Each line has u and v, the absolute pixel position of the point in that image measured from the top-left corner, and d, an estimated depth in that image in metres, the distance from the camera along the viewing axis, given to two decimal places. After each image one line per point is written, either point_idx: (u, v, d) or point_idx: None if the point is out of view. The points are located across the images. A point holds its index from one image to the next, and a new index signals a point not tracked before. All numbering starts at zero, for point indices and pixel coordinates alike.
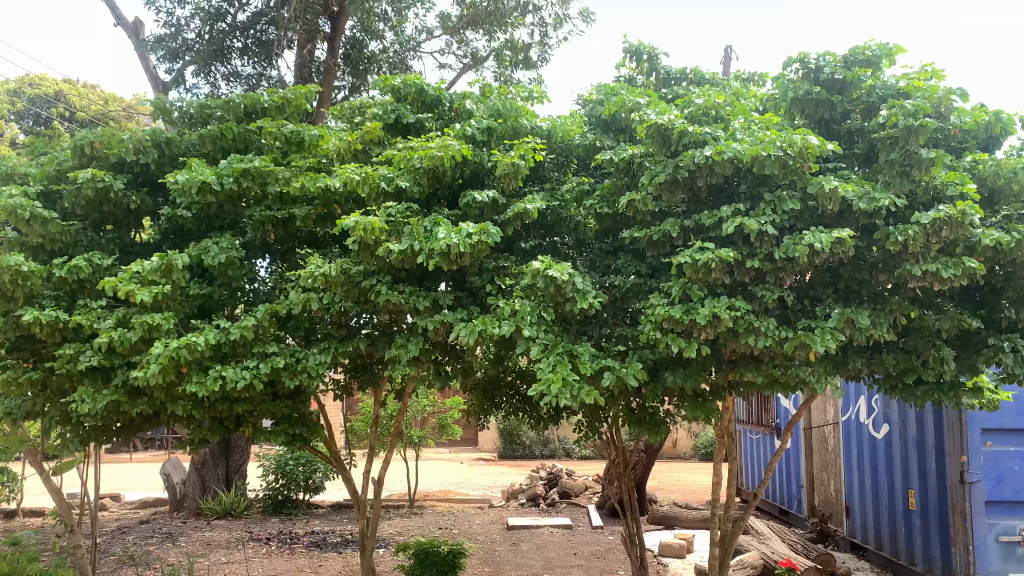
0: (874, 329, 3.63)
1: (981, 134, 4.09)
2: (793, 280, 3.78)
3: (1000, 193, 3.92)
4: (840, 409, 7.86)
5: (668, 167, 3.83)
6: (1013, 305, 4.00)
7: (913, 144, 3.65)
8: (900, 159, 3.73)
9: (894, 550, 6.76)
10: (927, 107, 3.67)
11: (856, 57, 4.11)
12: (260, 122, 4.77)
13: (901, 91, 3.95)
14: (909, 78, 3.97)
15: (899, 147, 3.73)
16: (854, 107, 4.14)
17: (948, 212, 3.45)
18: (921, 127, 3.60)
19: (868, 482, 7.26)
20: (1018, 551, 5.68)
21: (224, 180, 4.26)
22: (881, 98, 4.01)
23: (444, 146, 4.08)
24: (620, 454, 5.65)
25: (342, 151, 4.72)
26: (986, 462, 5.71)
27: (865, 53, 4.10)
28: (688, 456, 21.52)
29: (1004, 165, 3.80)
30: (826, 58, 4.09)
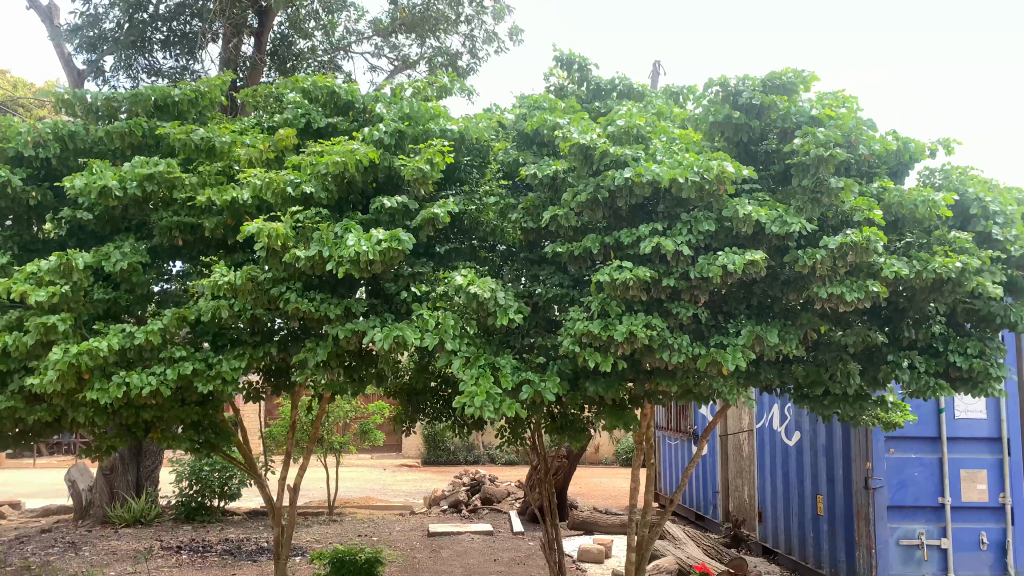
0: (782, 346, 3.76)
1: (891, 159, 4.27)
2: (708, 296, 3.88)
3: (905, 221, 4.14)
4: (755, 417, 8.11)
5: (590, 186, 3.88)
6: (913, 324, 4.23)
7: (823, 172, 3.80)
8: (812, 186, 3.89)
9: (803, 554, 7.00)
10: (838, 138, 3.85)
11: (774, 82, 4.19)
12: (165, 127, 4.54)
13: (817, 119, 4.08)
14: (822, 106, 4.10)
15: (810, 175, 3.88)
16: (770, 129, 4.25)
17: (855, 238, 3.57)
18: (831, 157, 3.75)
19: (780, 488, 7.51)
20: (917, 555, 5.83)
21: (128, 185, 4.12)
22: (796, 124, 4.13)
23: (347, 151, 4.07)
24: (541, 459, 5.64)
25: (254, 160, 4.51)
26: (890, 469, 5.86)
27: (781, 79, 4.19)
28: (609, 461, 21.84)
29: (907, 197, 3.97)
30: (746, 82, 4.15)
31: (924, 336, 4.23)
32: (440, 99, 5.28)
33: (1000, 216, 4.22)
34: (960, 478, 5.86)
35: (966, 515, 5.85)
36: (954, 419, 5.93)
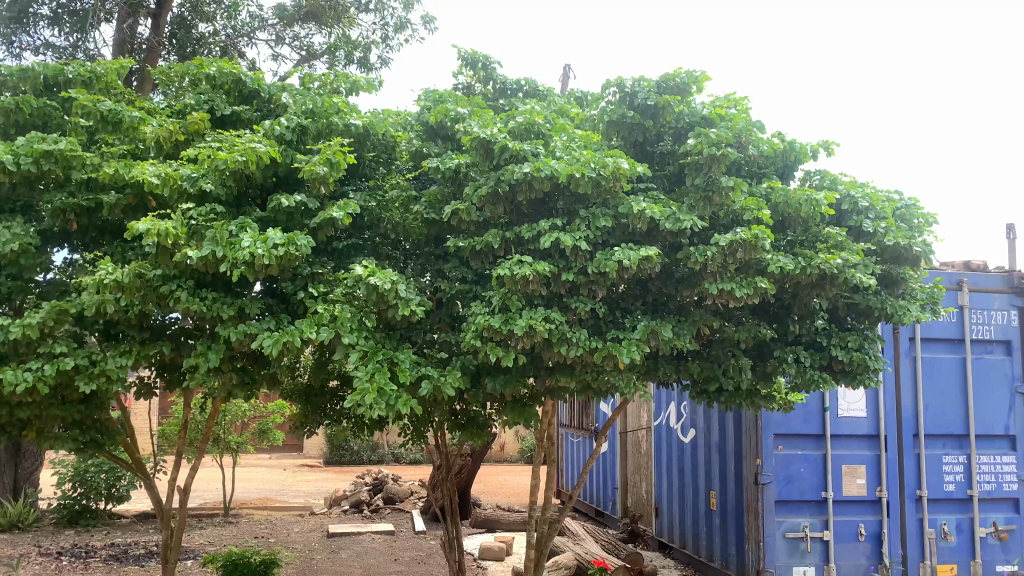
0: (676, 341, 3.88)
1: (778, 160, 4.45)
2: (605, 291, 3.96)
3: (793, 222, 4.35)
4: (653, 414, 8.34)
5: (490, 180, 3.90)
6: (798, 320, 4.43)
7: (715, 171, 3.95)
8: (703, 185, 4.01)
9: (696, 547, 7.25)
10: (728, 138, 4.01)
11: (667, 84, 4.33)
12: (71, 94, 4.34)
13: (706, 118, 4.24)
14: (713, 105, 4.27)
15: (702, 174, 4.01)
16: (665, 131, 4.40)
17: (743, 236, 3.70)
18: (723, 156, 3.93)
19: (675, 483, 7.74)
20: (801, 547, 6.11)
21: (22, 159, 3.91)
22: (690, 124, 4.29)
23: (248, 149, 3.92)
24: (444, 457, 5.62)
25: (162, 140, 4.31)
26: (778, 464, 6.12)
27: (674, 81, 4.33)
28: (515, 459, 21.97)
29: (792, 197, 4.14)
30: (640, 84, 4.30)
31: (809, 331, 4.44)
32: (350, 95, 5.10)
33: (869, 211, 4.55)
34: (841, 473, 6.16)
35: (846, 508, 6.16)
36: (837, 417, 6.20)
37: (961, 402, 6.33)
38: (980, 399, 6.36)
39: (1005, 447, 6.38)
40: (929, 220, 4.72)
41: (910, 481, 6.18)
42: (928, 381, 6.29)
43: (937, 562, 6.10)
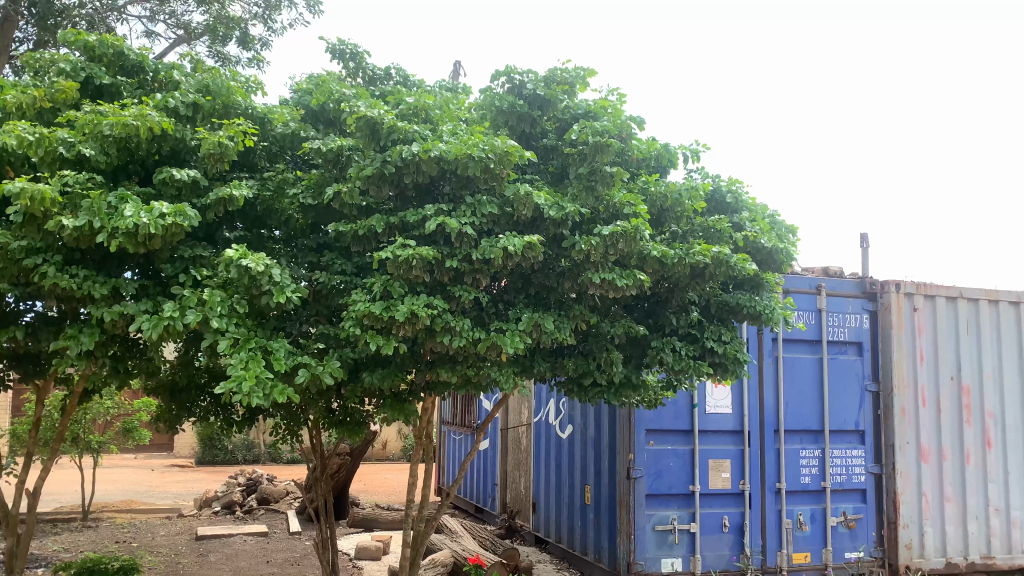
0: (556, 333, 3.95)
1: (652, 162, 4.62)
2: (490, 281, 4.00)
3: (666, 213, 4.44)
4: (533, 410, 8.45)
5: (376, 161, 3.83)
6: (674, 313, 4.63)
7: (598, 161, 4.06)
8: (587, 175, 4.10)
9: (571, 542, 7.39)
10: (610, 130, 4.14)
11: (555, 78, 4.36)
12: None
13: (591, 112, 4.36)
14: (598, 99, 4.38)
15: (586, 163, 4.10)
16: (549, 126, 4.49)
17: (624, 227, 3.82)
18: (607, 145, 4.04)
19: (553, 479, 7.87)
20: (669, 539, 6.32)
21: None
22: (574, 118, 4.41)
23: (140, 115, 3.67)
24: (320, 456, 5.47)
25: (25, 108, 4.02)
26: (649, 459, 6.33)
27: (563, 75, 4.37)
28: (397, 457, 21.71)
29: (670, 188, 4.35)
30: (529, 76, 4.34)
31: (685, 324, 4.62)
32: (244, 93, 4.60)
33: (747, 210, 4.87)
34: (708, 467, 6.43)
35: (711, 501, 6.44)
36: (705, 413, 6.48)
37: (817, 399, 6.76)
38: (834, 396, 6.81)
39: (855, 441, 6.86)
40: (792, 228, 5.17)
41: (770, 474, 6.53)
42: (788, 379, 6.68)
43: (793, 551, 6.48)
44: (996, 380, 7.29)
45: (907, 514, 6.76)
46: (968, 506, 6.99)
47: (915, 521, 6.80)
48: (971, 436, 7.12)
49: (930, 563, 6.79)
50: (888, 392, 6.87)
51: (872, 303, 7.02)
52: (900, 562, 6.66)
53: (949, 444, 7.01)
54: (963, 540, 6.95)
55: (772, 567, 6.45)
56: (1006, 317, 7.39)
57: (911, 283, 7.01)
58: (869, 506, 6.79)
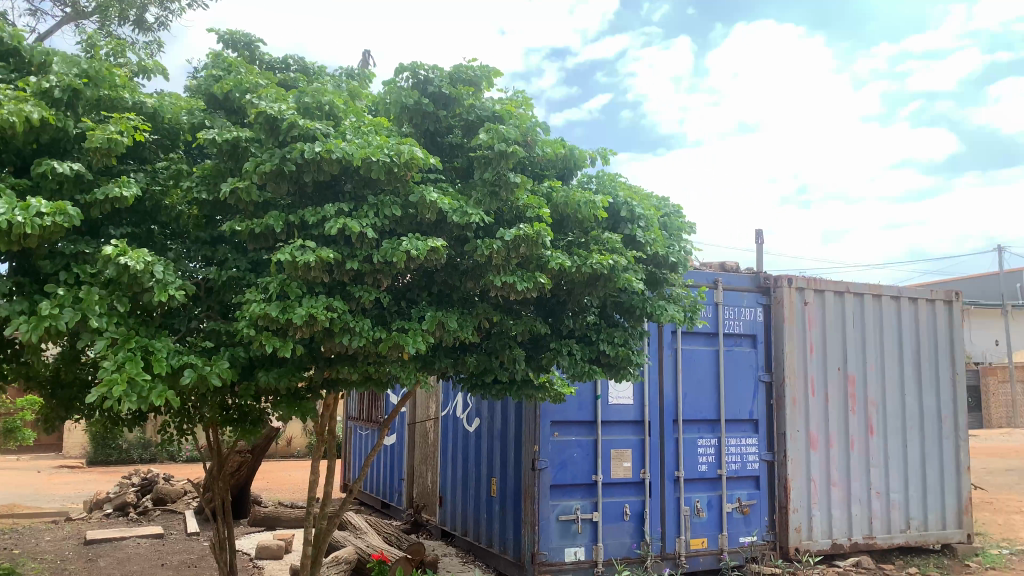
0: (458, 332, 3.96)
1: (558, 163, 4.64)
2: (390, 282, 3.91)
3: (568, 219, 4.51)
4: (441, 404, 8.43)
5: (274, 157, 3.70)
6: (571, 315, 4.71)
7: (503, 167, 4.05)
8: (491, 180, 4.07)
9: (477, 535, 7.40)
10: (515, 135, 4.14)
11: (461, 76, 4.35)
12: None
13: (497, 114, 4.34)
14: (504, 103, 4.37)
15: (492, 168, 4.08)
16: (455, 123, 4.42)
17: (527, 232, 3.86)
18: (511, 152, 4.03)
19: (460, 473, 7.87)
20: (573, 528, 6.39)
21: None
22: (479, 119, 4.38)
23: (17, 107, 3.42)
24: (217, 454, 5.28)
25: None
26: (553, 450, 6.38)
27: (468, 73, 4.36)
28: (302, 454, 21.21)
29: (572, 198, 4.33)
30: (435, 73, 4.33)
31: (581, 326, 4.72)
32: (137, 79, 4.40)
33: (641, 221, 4.82)
34: (611, 457, 6.55)
35: (614, 490, 6.57)
36: (608, 404, 6.59)
37: (714, 389, 7.00)
38: (730, 387, 7.07)
39: (749, 430, 7.14)
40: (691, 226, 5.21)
41: (669, 462, 6.73)
42: (687, 371, 6.89)
43: (690, 537, 6.70)
44: (878, 371, 7.72)
45: (797, 499, 7.08)
46: (852, 490, 7.38)
47: (804, 505, 7.13)
48: (856, 424, 7.52)
49: (818, 545, 7.14)
50: (780, 382, 7.17)
51: (766, 296, 7.32)
52: (790, 545, 6.98)
53: (836, 431, 7.38)
54: (847, 522, 7.33)
55: (671, 554, 6.64)
56: (888, 311, 7.83)
57: (802, 277, 7.33)
58: (762, 491, 7.09)
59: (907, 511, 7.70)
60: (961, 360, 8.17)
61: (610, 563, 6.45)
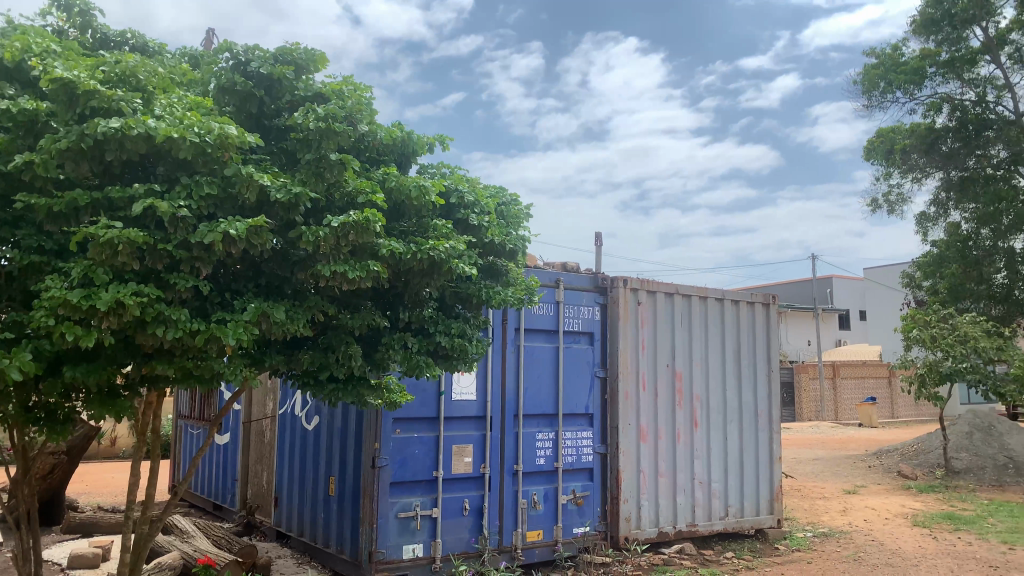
0: (285, 323, 3.85)
1: (396, 149, 4.62)
2: (210, 270, 3.74)
3: (405, 205, 4.45)
4: (279, 401, 8.14)
5: (72, 133, 3.40)
6: (408, 307, 4.70)
7: (326, 147, 3.97)
8: (314, 161, 3.99)
9: (313, 536, 7.22)
10: (336, 115, 4.06)
11: (284, 57, 4.27)
12: None
13: (322, 94, 4.28)
14: (330, 82, 4.29)
15: (314, 150, 4.00)
16: (282, 105, 4.30)
17: (356, 218, 3.83)
18: (334, 132, 3.96)
19: (296, 472, 7.64)
20: (411, 525, 6.35)
21: None
22: (305, 99, 4.28)
23: None
24: (23, 458, 4.82)
25: None
26: (393, 448, 6.31)
27: (291, 54, 4.27)
28: (128, 454, 19.82)
29: (405, 181, 4.33)
30: (256, 53, 4.20)
31: (417, 317, 4.71)
32: None
33: (475, 207, 4.90)
34: (452, 452, 6.57)
35: (453, 486, 6.59)
36: (451, 400, 6.60)
37: (552, 385, 7.19)
38: (568, 382, 7.29)
39: (584, 423, 7.39)
40: (526, 215, 5.25)
41: (509, 457, 6.86)
42: (527, 367, 7.04)
43: (526, 530, 6.87)
44: (703, 367, 8.22)
45: (627, 489, 7.42)
46: (678, 481, 7.81)
47: (633, 496, 7.47)
48: (682, 417, 7.97)
49: (645, 533, 7.51)
50: (614, 378, 7.49)
51: (603, 296, 7.61)
52: (620, 534, 7.31)
53: (664, 424, 7.79)
54: (672, 510, 7.76)
55: (508, 546, 6.77)
56: (712, 312, 8.37)
57: (636, 278, 7.69)
58: (595, 483, 7.37)
59: (726, 498, 8.26)
60: (775, 357, 8.85)
61: (447, 558, 6.47)
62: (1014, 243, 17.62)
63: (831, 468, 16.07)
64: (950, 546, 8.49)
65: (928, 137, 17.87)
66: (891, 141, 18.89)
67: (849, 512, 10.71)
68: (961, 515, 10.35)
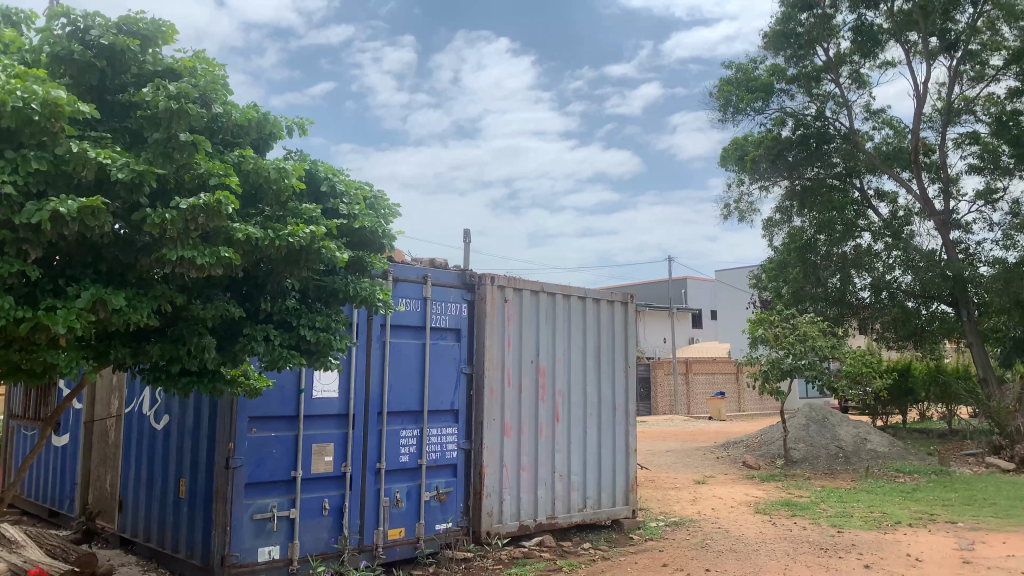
0: (126, 311, 3.64)
1: (254, 132, 4.44)
2: (40, 254, 3.48)
3: (264, 190, 4.26)
4: (125, 399, 7.66)
5: None
6: (269, 298, 4.53)
7: (176, 128, 3.78)
8: (161, 141, 3.79)
9: (162, 541, 6.84)
10: (188, 94, 3.89)
11: (128, 27, 4.01)
12: None
13: (173, 70, 4.13)
14: (181, 59, 4.15)
15: (161, 129, 3.79)
16: (127, 80, 4.06)
17: (206, 201, 3.69)
18: (188, 112, 3.79)
19: (143, 475, 7.21)
20: (267, 527, 6.15)
21: None
22: (151, 75, 4.09)
23: None
24: None
25: None
26: (250, 447, 6.08)
27: (137, 24, 4.02)
28: None
29: (261, 165, 4.20)
30: (96, 20, 3.92)
31: (279, 309, 4.56)
32: None
33: (344, 196, 4.85)
34: (312, 451, 6.40)
35: (313, 485, 6.42)
36: (311, 398, 6.42)
37: (417, 381, 7.15)
38: (433, 379, 7.27)
39: (449, 420, 7.39)
40: (393, 210, 5.19)
41: (371, 454, 6.76)
42: (392, 364, 6.96)
43: (388, 528, 6.81)
44: (565, 363, 8.41)
45: (490, 484, 7.50)
46: (539, 474, 7.96)
47: (496, 490, 7.57)
48: (544, 412, 8.12)
49: (506, 527, 7.61)
50: (479, 374, 7.55)
51: (470, 292, 7.64)
52: (482, 528, 7.39)
53: (527, 420, 7.92)
54: (533, 504, 7.91)
55: (369, 545, 6.68)
56: (575, 310, 8.58)
57: (503, 276, 7.77)
58: (458, 479, 7.39)
59: (584, 491, 8.51)
60: (633, 353, 9.18)
61: (305, 560, 6.31)
62: (848, 249, 19.12)
63: (683, 459, 16.89)
64: (787, 531, 9.11)
65: (775, 148, 19.10)
66: (743, 151, 20.07)
67: (698, 501, 11.29)
68: (797, 501, 11.13)
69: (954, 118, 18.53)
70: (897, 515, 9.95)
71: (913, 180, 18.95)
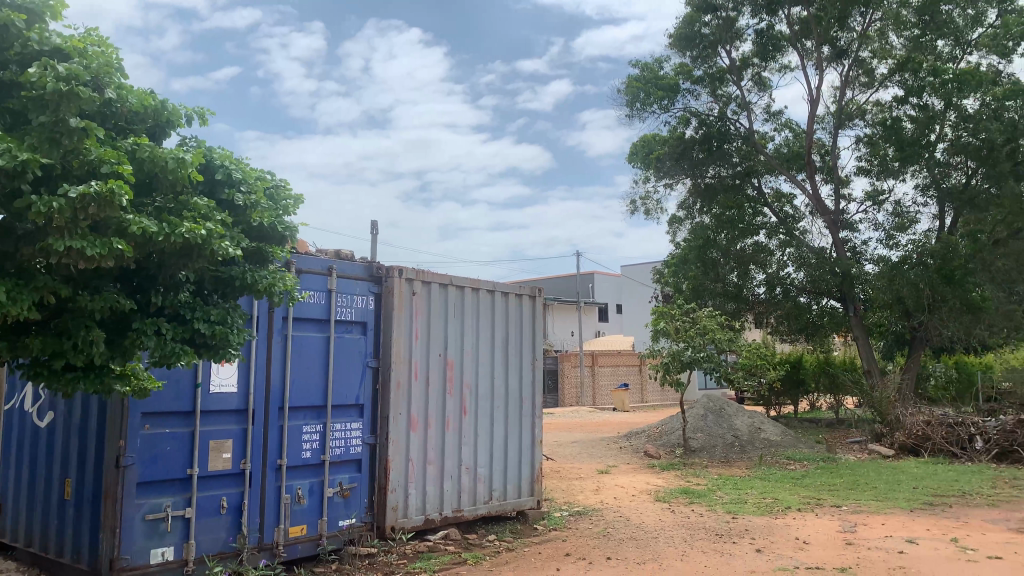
0: (5, 305, 3.44)
1: (148, 118, 4.23)
2: None
3: (159, 179, 4.08)
4: (4, 396, 7.20)
5: None
6: (162, 291, 4.36)
7: (65, 111, 3.59)
8: (49, 125, 3.57)
9: (44, 545, 6.48)
10: (79, 76, 3.72)
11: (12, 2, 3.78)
12: None
13: (61, 50, 3.84)
14: (69, 37, 3.87)
15: (49, 111, 3.57)
16: (9, 57, 3.79)
17: (98, 189, 3.50)
18: (75, 94, 3.62)
19: (25, 476, 6.81)
20: (161, 527, 5.91)
21: None
22: (38, 54, 3.82)
23: None
24: None
25: None
26: (142, 445, 5.83)
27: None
28: None
29: (157, 153, 4.02)
30: None
31: (172, 302, 4.39)
32: None
33: (241, 185, 4.69)
34: (209, 448, 6.19)
35: (210, 483, 6.21)
36: (209, 393, 6.21)
37: (321, 375, 7.02)
38: (338, 373, 7.14)
39: (354, 414, 7.29)
40: (296, 200, 5.06)
41: (273, 450, 6.59)
42: (296, 357, 6.80)
43: (289, 525, 6.67)
44: (472, 356, 8.42)
45: (395, 479, 7.44)
46: (445, 468, 7.95)
47: (401, 485, 7.51)
48: (451, 405, 8.11)
49: (411, 521, 7.57)
50: (386, 368, 7.46)
51: (377, 285, 7.55)
52: (386, 523, 7.32)
53: (434, 413, 7.89)
54: (439, 498, 7.90)
55: (269, 543, 6.52)
56: (483, 303, 8.59)
57: (411, 269, 7.70)
58: (362, 474, 7.30)
59: (490, 483, 8.56)
60: (540, 346, 9.28)
61: (201, 560, 6.11)
62: (745, 246, 19.83)
63: (588, 450, 17.20)
64: (685, 518, 9.42)
65: (679, 147, 19.64)
66: (649, 149, 20.55)
67: (602, 491, 11.54)
68: (695, 489, 11.52)
69: (845, 121, 19.49)
70: (787, 500, 10.43)
71: (806, 181, 19.85)
